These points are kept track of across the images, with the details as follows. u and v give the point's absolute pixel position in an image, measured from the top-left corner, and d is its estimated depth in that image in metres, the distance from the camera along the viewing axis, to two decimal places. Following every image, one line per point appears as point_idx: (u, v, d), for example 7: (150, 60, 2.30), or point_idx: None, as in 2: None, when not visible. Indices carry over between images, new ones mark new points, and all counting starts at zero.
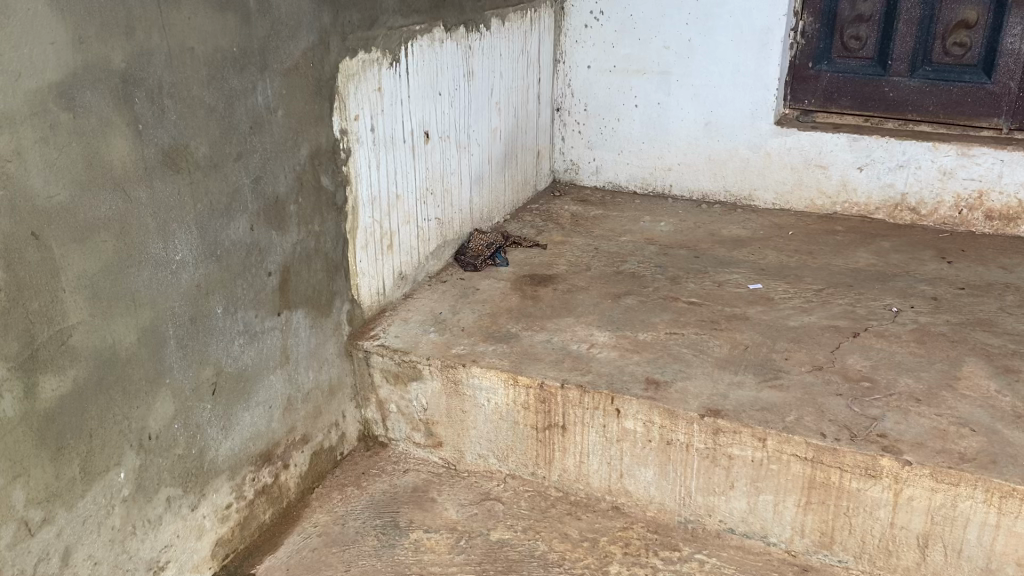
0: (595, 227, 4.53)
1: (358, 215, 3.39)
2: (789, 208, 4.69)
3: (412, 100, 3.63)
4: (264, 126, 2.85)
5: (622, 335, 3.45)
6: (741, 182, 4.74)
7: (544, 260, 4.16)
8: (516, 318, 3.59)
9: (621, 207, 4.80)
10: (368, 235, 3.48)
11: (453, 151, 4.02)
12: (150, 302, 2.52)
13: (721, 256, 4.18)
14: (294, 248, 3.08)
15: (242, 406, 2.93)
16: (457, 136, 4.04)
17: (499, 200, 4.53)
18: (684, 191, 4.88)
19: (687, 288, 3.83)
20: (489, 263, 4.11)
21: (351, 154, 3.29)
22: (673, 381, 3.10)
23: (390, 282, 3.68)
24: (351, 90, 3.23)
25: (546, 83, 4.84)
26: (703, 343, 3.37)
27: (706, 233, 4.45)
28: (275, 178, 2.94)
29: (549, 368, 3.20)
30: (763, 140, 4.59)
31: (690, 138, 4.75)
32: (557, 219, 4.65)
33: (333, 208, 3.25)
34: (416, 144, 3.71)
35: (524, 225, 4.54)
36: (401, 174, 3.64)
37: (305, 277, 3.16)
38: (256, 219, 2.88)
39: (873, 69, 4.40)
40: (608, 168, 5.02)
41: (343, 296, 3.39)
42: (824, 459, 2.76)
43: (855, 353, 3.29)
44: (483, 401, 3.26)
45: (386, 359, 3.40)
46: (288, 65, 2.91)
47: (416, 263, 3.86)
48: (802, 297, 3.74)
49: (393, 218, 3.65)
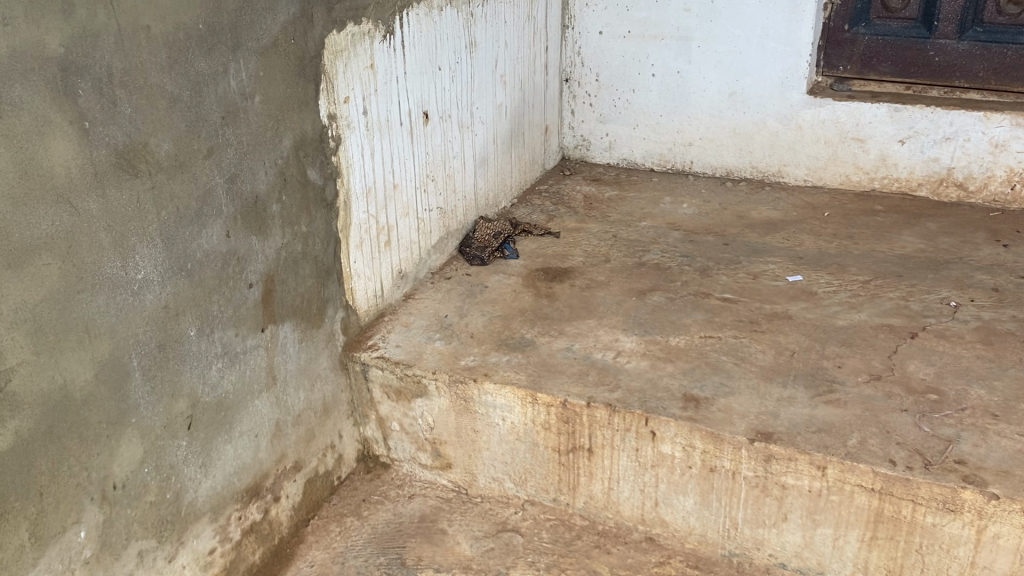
0: (611, 211, 4.13)
1: (351, 210, 2.99)
2: (822, 184, 4.29)
3: (408, 78, 3.21)
4: (239, 115, 2.43)
5: (651, 340, 3.07)
6: (768, 158, 4.33)
7: (558, 251, 3.76)
8: (531, 322, 3.21)
9: (638, 187, 4.40)
10: (363, 232, 3.09)
11: (455, 132, 3.61)
12: (108, 331, 2.12)
13: (753, 242, 3.79)
14: (279, 254, 2.69)
15: (223, 438, 2.56)
16: (460, 115, 3.62)
17: (505, 183, 4.12)
18: (706, 168, 4.47)
19: (719, 282, 3.45)
20: (496, 254, 3.72)
21: (341, 142, 2.88)
22: (715, 397, 2.73)
23: (388, 283, 3.29)
24: (339, 68, 2.82)
25: (554, 52, 4.40)
26: (743, 350, 2.99)
27: (733, 216, 4.06)
28: (254, 175, 2.53)
29: (572, 383, 2.83)
30: (794, 111, 4.19)
31: (713, 109, 4.34)
32: (569, 202, 4.25)
33: (323, 204, 2.85)
34: (414, 126, 3.30)
35: (533, 210, 4.14)
36: (397, 161, 3.23)
37: (291, 286, 2.77)
38: (233, 224, 2.48)
39: (917, 30, 3.97)
40: (622, 144, 4.60)
41: (336, 303, 3.00)
42: (895, 491, 2.40)
43: (916, 359, 2.92)
44: (498, 420, 2.90)
45: (386, 372, 3.02)
46: (265, 42, 2.48)
47: (417, 259, 3.46)
48: (848, 291, 3.36)
49: (390, 211, 3.25)
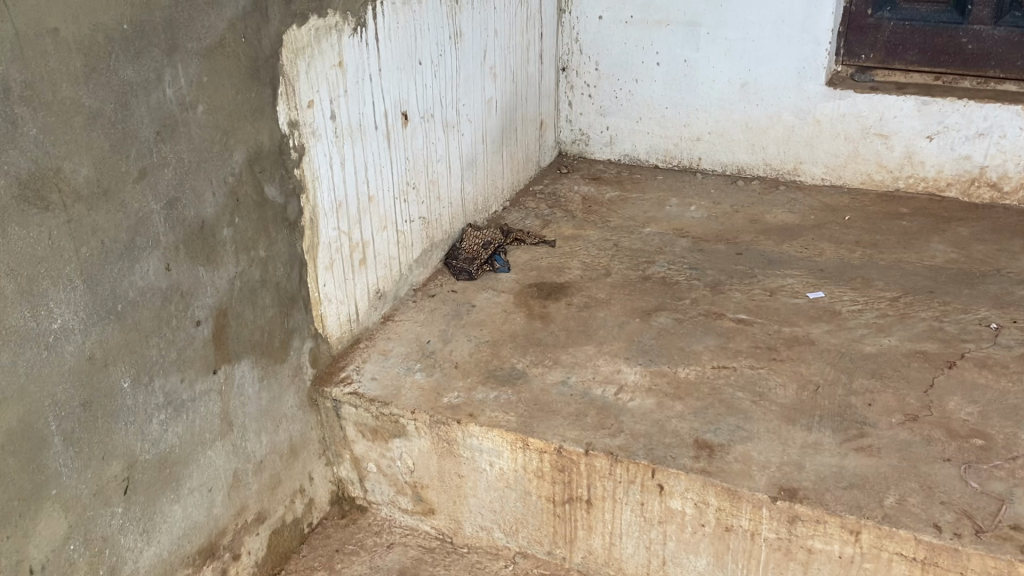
0: (611, 216, 3.78)
1: (318, 228, 2.65)
2: (841, 184, 3.94)
3: (384, 76, 2.85)
4: (177, 128, 2.08)
5: (657, 371, 2.74)
6: (783, 154, 3.98)
7: (553, 263, 3.42)
8: (523, 349, 2.87)
9: (641, 188, 4.05)
10: (333, 251, 2.75)
11: (438, 133, 3.25)
12: (17, 394, 1.79)
13: (768, 252, 3.45)
14: (232, 284, 2.35)
15: (168, 498, 2.24)
16: (444, 114, 3.27)
17: (496, 185, 3.77)
18: (715, 165, 4.12)
19: (732, 300, 3.11)
20: (485, 268, 3.38)
21: (306, 152, 2.53)
22: (730, 444, 2.40)
23: (363, 304, 2.95)
24: (301, 69, 2.46)
25: (549, 39, 4.03)
26: (761, 384, 2.66)
27: (745, 222, 3.71)
28: (199, 197, 2.18)
29: (568, 426, 2.50)
30: (812, 104, 3.84)
31: (722, 102, 3.98)
32: (566, 204, 3.90)
33: (285, 224, 2.51)
34: (390, 130, 2.94)
35: (527, 215, 3.79)
36: (372, 169, 2.88)
37: (249, 319, 2.43)
38: (174, 255, 2.14)
39: (949, 15, 3.61)
40: (623, 138, 4.24)
41: (303, 333, 2.66)
42: (940, 562, 2.09)
43: (956, 394, 2.58)
44: (485, 465, 2.57)
45: (360, 410, 2.69)
46: (209, 41, 2.12)
47: (397, 275, 3.13)
48: (875, 310, 3.02)
49: (365, 225, 2.90)
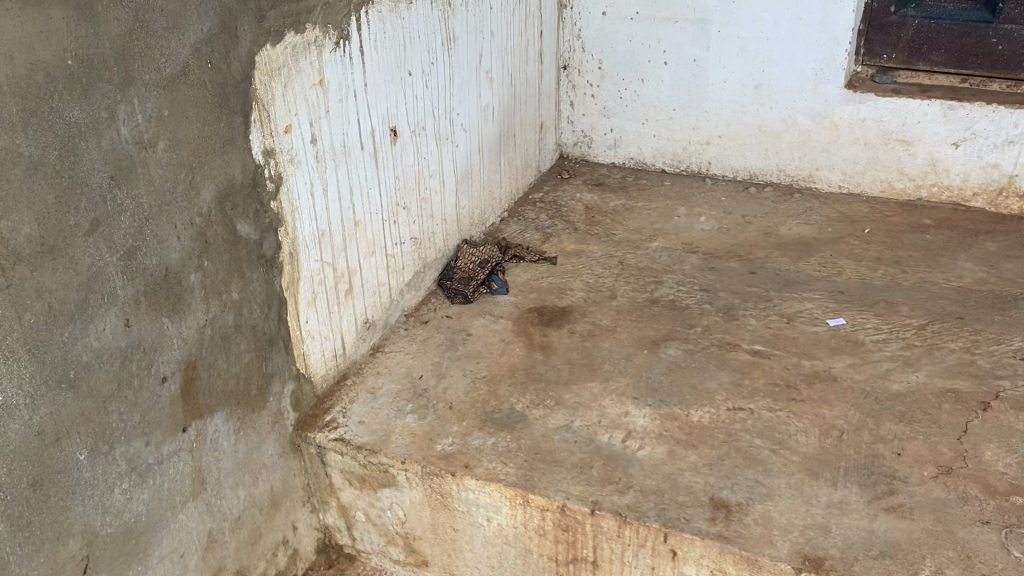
0: (616, 228, 3.56)
1: (299, 262, 2.43)
2: (860, 191, 3.71)
3: (370, 91, 2.62)
4: (135, 170, 1.85)
5: (667, 413, 2.53)
6: (798, 160, 3.75)
7: (554, 284, 3.21)
8: (523, 387, 2.67)
9: (647, 195, 3.82)
10: (316, 284, 2.53)
11: (431, 147, 3.02)
12: None
13: (784, 271, 3.23)
14: (203, 333, 2.13)
15: (134, 571, 2.04)
16: (438, 126, 3.03)
17: (493, 196, 3.54)
18: (725, 170, 3.89)
19: (747, 328, 2.90)
20: (482, 290, 3.17)
21: (284, 182, 2.31)
22: (749, 503, 2.21)
23: (351, 337, 2.74)
24: (277, 91, 2.23)
25: (550, 37, 3.78)
26: (780, 430, 2.46)
27: (758, 235, 3.49)
28: (163, 242, 1.96)
29: (572, 480, 2.30)
30: (830, 107, 3.60)
31: (734, 104, 3.75)
32: (568, 215, 3.68)
33: (261, 261, 2.29)
34: (378, 149, 2.71)
35: (526, 227, 3.57)
36: (359, 192, 2.65)
37: (222, 368, 2.22)
38: (134, 310, 1.92)
39: (978, 13, 3.36)
40: (628, 141, 4.01)
41: (283, 376, 2.45)
42: None
43: (992, 441, 2.38)
44: (482, 520, 2.38)
45: (346, 458, 2.49)
46: (169, 70, 1.89)
47: (387, 302, 2.91)
48: (901, 340, 2.81)
49: (351, 252, 2.68)
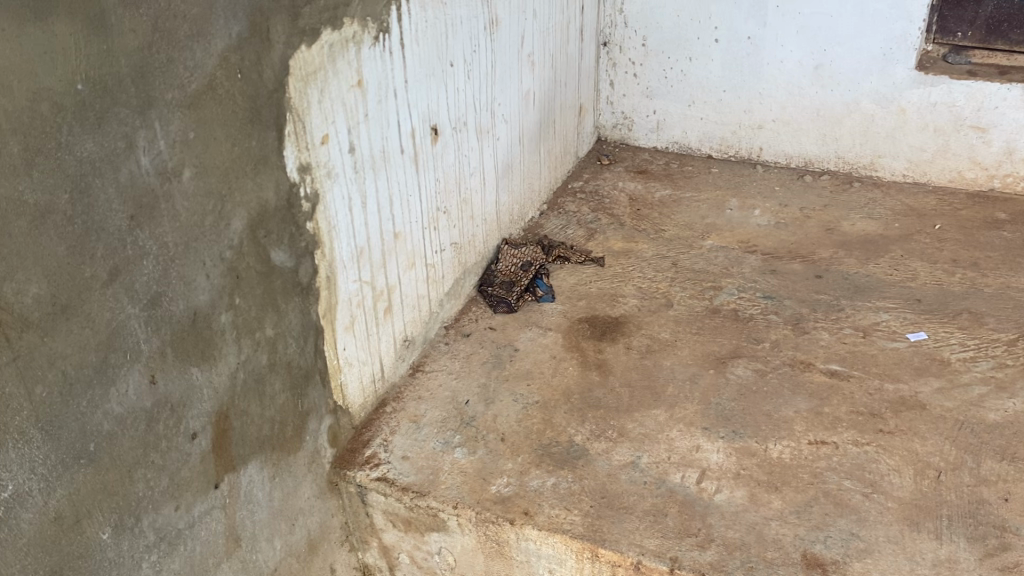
0: (665, 224, 3.29)
1: (337, 286, 2.17)
2: (926, 181, 3.43)
3: (411, 88, 2.33)
4: (158, 205, 1.58)
5: (744, 448, 2.30)
6: (859, 146, 3.47)
7: (603, 289, 2.95)
8: (581, 415, 2.43)
9: (695, 185, 3.55)
10: (354, 307, 2.27)
11: (472, 144, 2.74)
12: None
13: (853, 274, 2.97)
14: (235, 377, 1.88)
15: None
16: (479, 120, 2.75)
17: (532, 190, 3.27)
18: (779, 156, 3.61)
19: (821, 343, 2.66)
20: (526, 297, 2.91)
21: (320, 200, 2.04)
22: (846, 561, 1.99)
23: (390, 359, 2.49)
24: (313, 98, 1.94)
25: (591, 11, 3.47)
26: (870, 470, 2.23)
27: (820, 231, 3.23)
28: (190, 283, 1.70)
29: (646, 531, 2.07)
30: (897, 90, 3.31)
31: (791, 85, 3.45)
32: (611, 207, 3.40)
33: (297, 290, 2.02)
34: (418, 151, 2.44)
35: (567, 223, 3.30)
36: (398, 200, 2.38)
37: (256, 413, 1.97)
38: (160, 363, 1.67)
39: None
40: (672, 123, 3.72)
41: (320, 411, 2.21)
42: None
43: None
44: (543, 571, 2.16)
45: (389, 500, 2.25)
46: (195, 86, 1.61)
47: (426, 316, 2.66)
48: (991, 359, 2.57)
49: (390, 267, 2.42)
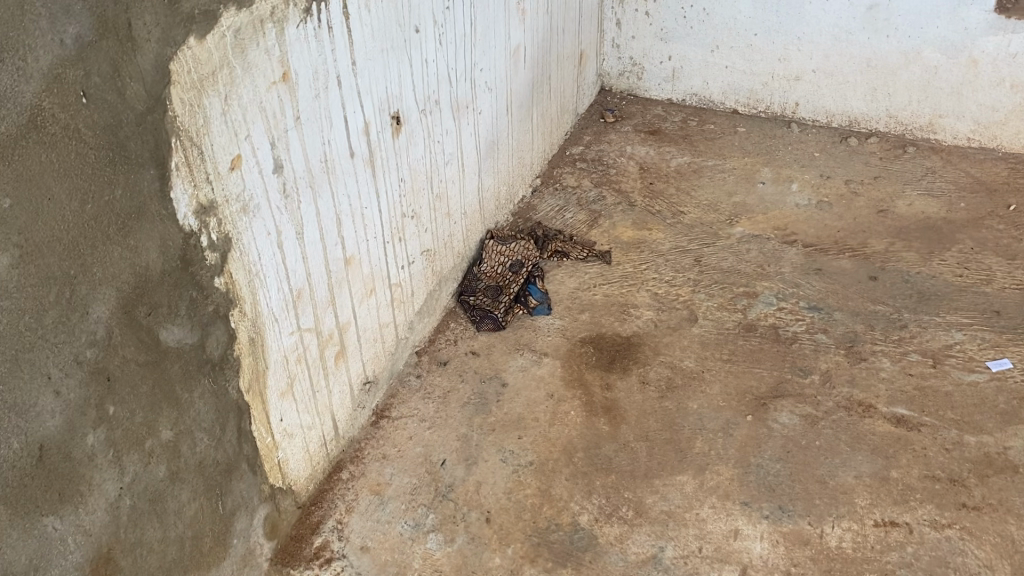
0: (682, 205, 2.73)
1: (266, 346, 1.64)
2: (995, 146, 2.86)
3: (360, 70, 1.74)
4: None
5: (795, 536, 1.82)
6: (916, 104, 2.88)
7: (611, 297, 2.41)
8: (586, 484, 1.93)
9: (718, 149, 2.97)
10: (293, 364, 1.74)
11: (447, 124, 2.16)
12: None
13: (914, 275, 2.44)
14: (119, 507, 1.36)
15: None
16: (454, 95, 2.16)
17: (523, 165, 2.70)
18: (817, 112, 3.03)
19: (882, 377, 2.15)
20: (517, 309, 2.36)
21: (233, 245, 1.48)
22: None
23: (346, 411, 1.98)
24: (212, 110, 1.37)
25: None
26: (955, 567, 1.75)
27: (871, 214, 2.67)
28: (30, 410, 1.16)
29: None
30: (968, 37, 2.70)
31: (836, 29, 2.84)
32: (619, 181, 2.84)
33: (205, 369, 1.49)
34: (373, 149, 1.86)
35: (566, 203, 2.74)
36: (349, 216, 1.82)
37: (157, 540, 1.45)
38: None
39: None
40: (689, 72, 3.12)
41: (251, 505, 1.70)
42: None
43: None
44: None
45: None
46: (5, 128, 1.04)
47: (392, 346, 2.13)
48: None
49: (343, 301, 1.88)
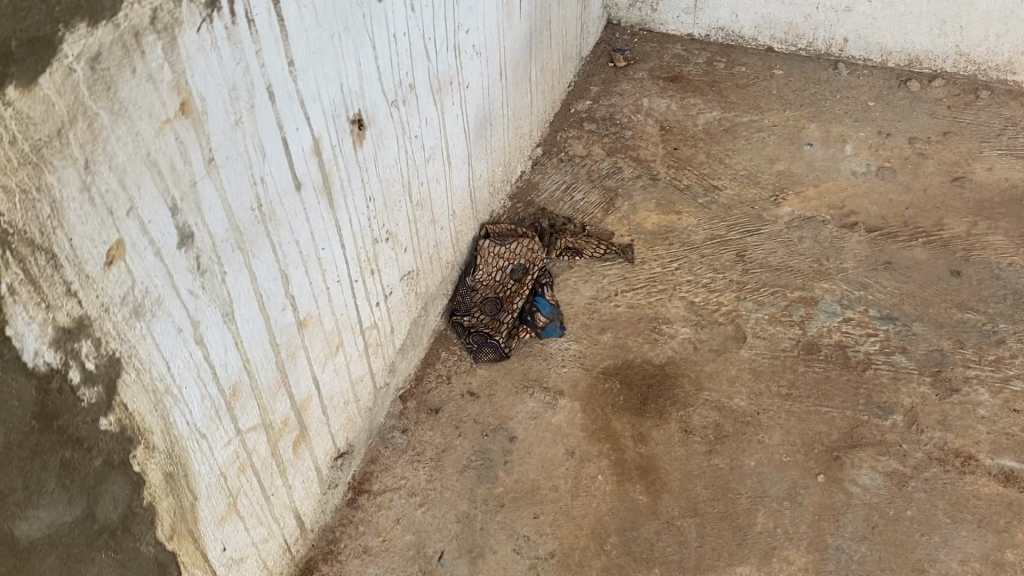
0: (715, 178, 2.25)
1: (191, 474, 1.18)
2: None
3: (303, 71, 1.23)
4: None
5: None
6: (994, 39, 2.37)
7: (637, 309, 1.96)
8: None
9: (753, 99, 2.47)
10: (234, 478, 1.29)
11: (427, 111, 1.65)
12: None
13: (1006, 268, 1.99)
14: None
15: None
16: (434, 72, 1.65)
17: (519, 136, 2.19)
18: (870, 50, 2.52)
19: (982, 415, 1.73)
20: (523, 331, 1.90)
21: (123, 366, 1.01)
22: None
23: (312, 500, 1.54)
24: (63, 190, 0.87)
25: None
26: None
27: (944, 183, 2.20)
28: None
29: None
30: None
31: None
32: (636, 147, 2.34)
33: (97, 542, 1.03)
34: (329, 170, 1.37)
35: (575, 179, 2.25)
36: (300, 267, 1.34)
37: None
38: None
39: None
40: (715, 2, 2.57)
41: None
42: None
43: None
44: None
45: None
46: None
47: (369, 401, 1.68)
48: None
49: (300, 373, 1.42)
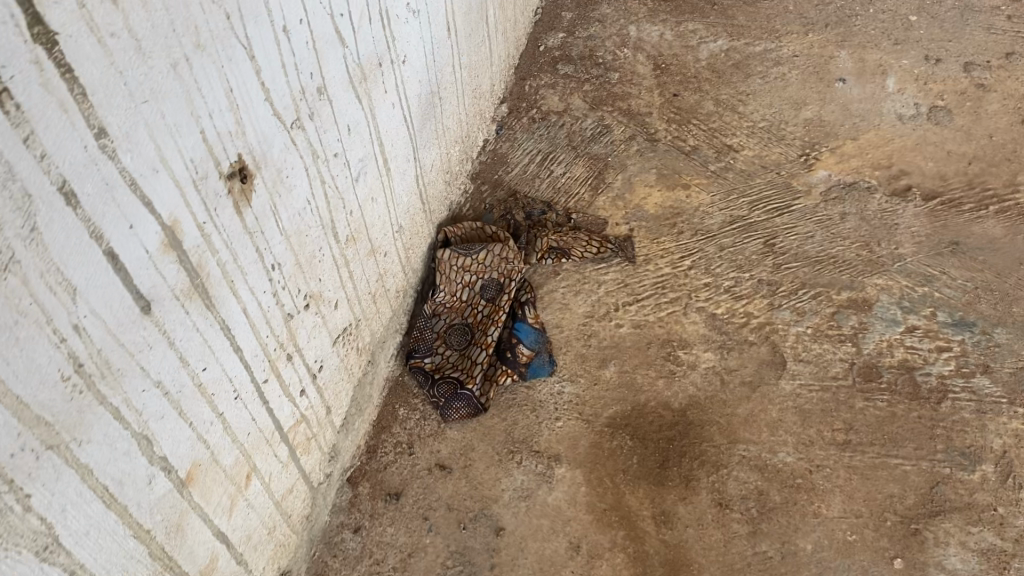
0: (728, 135, 1.78)
1: None
2: None
3: (127, 135, 0.75)
4: None
5: None
6: None
7: (644, 330, 1.53)
8: None
9: (767, 19, 1.99)
10: None
11: (349, 114, 1.16)
12: None
13: None
14: None
15: None
16: (355, 59, 1.14)
17: (478, 97, 1.70)
18: None
19: None
20: (504, 374, 1.47)
21: None
22: None
23: None
24: None
25: None
26: None
27: (1015, 125, 1.75)
28: None
29: None
30: None
31: None
32: (626, 95, 1.86)
33: None
34: (200, 260, 0.89)
35: (552, 147, 1.78)
36: (170, 412, 0.89)
37: None
38: None
39: None
40: None
41: None
42: None
43: None
44: None
45: None
46: None
47: (304, 509, 1.27)
48: None
49: (194, 541, 0.99)
